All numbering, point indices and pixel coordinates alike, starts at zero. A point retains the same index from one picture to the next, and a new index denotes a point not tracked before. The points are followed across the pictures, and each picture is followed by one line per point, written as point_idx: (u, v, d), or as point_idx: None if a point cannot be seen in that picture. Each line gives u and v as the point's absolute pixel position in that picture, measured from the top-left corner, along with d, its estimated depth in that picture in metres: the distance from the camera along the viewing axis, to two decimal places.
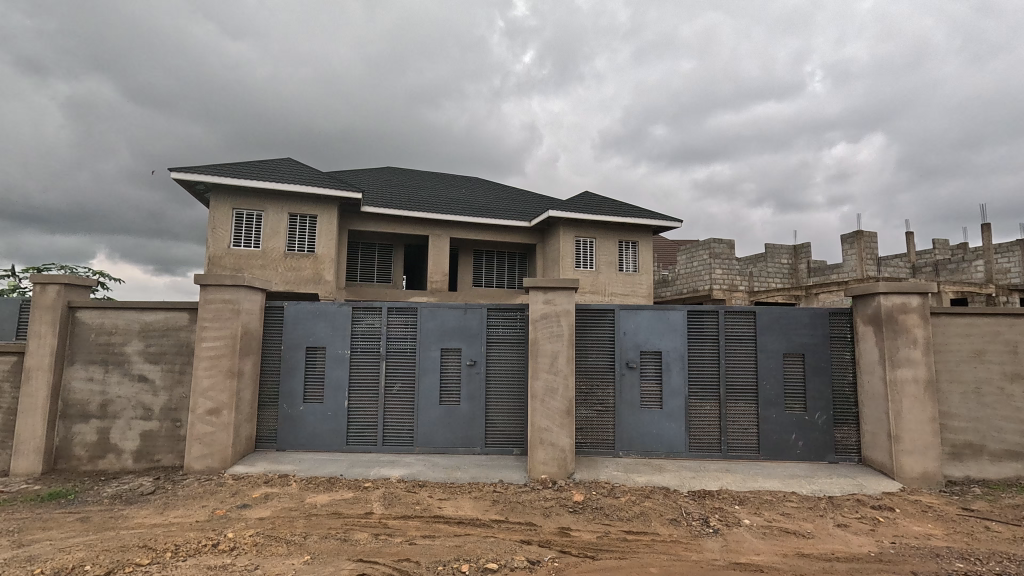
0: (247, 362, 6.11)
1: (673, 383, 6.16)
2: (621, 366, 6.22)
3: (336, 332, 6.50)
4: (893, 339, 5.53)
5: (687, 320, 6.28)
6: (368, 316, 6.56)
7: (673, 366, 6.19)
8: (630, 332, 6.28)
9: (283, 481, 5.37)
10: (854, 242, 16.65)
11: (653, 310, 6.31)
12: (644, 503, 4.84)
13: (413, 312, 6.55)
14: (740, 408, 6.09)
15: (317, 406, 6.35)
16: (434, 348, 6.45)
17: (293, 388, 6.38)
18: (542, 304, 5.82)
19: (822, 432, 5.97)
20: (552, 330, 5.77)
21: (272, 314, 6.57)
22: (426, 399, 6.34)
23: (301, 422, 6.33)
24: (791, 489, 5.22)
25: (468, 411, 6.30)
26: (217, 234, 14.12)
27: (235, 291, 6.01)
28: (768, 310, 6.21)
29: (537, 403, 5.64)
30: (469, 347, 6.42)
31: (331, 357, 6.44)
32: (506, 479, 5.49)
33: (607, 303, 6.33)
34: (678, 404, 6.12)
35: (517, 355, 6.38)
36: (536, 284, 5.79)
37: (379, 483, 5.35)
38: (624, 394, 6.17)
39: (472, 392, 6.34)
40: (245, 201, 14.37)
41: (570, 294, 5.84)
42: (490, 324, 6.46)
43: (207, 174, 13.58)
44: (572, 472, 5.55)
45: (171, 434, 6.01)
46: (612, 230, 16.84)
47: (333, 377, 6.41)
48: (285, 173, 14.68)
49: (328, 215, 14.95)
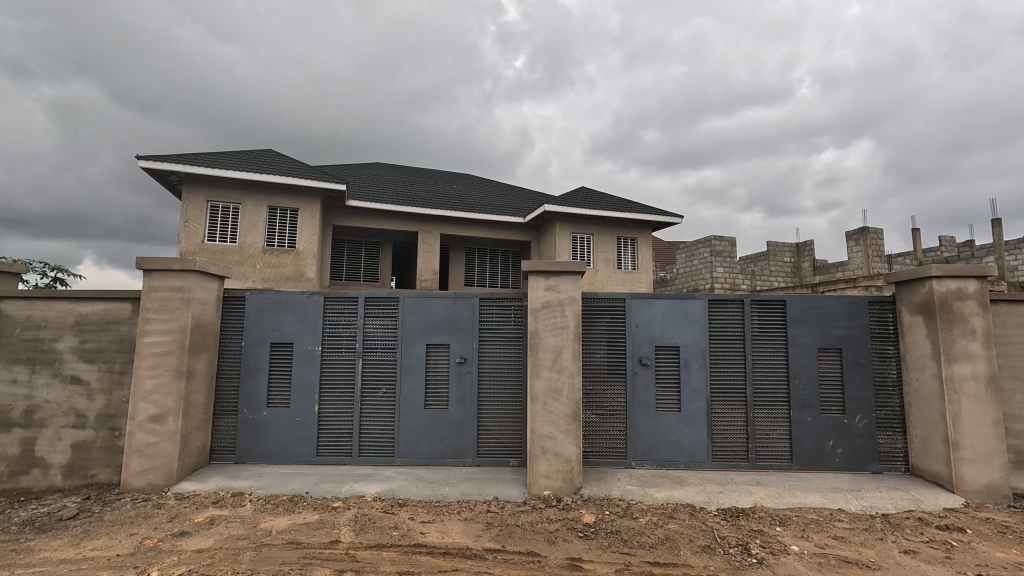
0: (200, 361, 5.24)
1: (693, 382, 5.39)
2: (634, 363, 5.43)
3: (306, 325, 5.65)
4: (949, 330, 4.80)
5: (709, 311, 5.50)
6: (343, 307, 5.70)
7: (692, 362, 5.42)
8: (644, 324, 5.50)
9: (236, 501, 4.50)
10: (860, 239, 16.05)
11: (669, 299, 5.53)
12: (668, 526, 4.03)
13: (395, 302, 5.70)
14: (770, 411, 5.33)
15: (283, 411, 5.50)
16: (419, 344, 5.62)
17: (255, 390, 5.52)
18: (543, 290, 5.04)
19: (863, 438, 5.21)
20: (555, 322, 4.98)
21: (231, 305, 5.70)
22: (409, 402, 5.50)
23: (264, 431, 5.46)
24: (837, 506, 4.44)
25: (458, 416, 5.47)
26: (190, 228, 13.18)
27: (185, 278, 5.13)
28: (801, 299, 5.45)
29: (537, 407, 4.84)
30: (459, 342, 5.60)
31: (300, 355, 5.59)
32: (503, 495, 4.66)
33: (616, 291, 5.53)
34: (699, 407, 5.34)
35: (514, 352, 5.57)
36: (537, 268, 5.03)
37: (352, 502, 4.50)
38: (638, 395, 5.38)
39: (463, 395, 5.51)
40: (221, 193, 13.46)
41: (576, 280, 5.05)
42: (482, 316, 5.65)
43: (179, 163, 12.65)
44: (580, 487, 4.74)
45: (109, 446, 5.12)
46: (610, 227, 16.11)
47: (302, 377, 5.56)
48: (264, 163, 13.79)
49: (310, 209, 14.08)
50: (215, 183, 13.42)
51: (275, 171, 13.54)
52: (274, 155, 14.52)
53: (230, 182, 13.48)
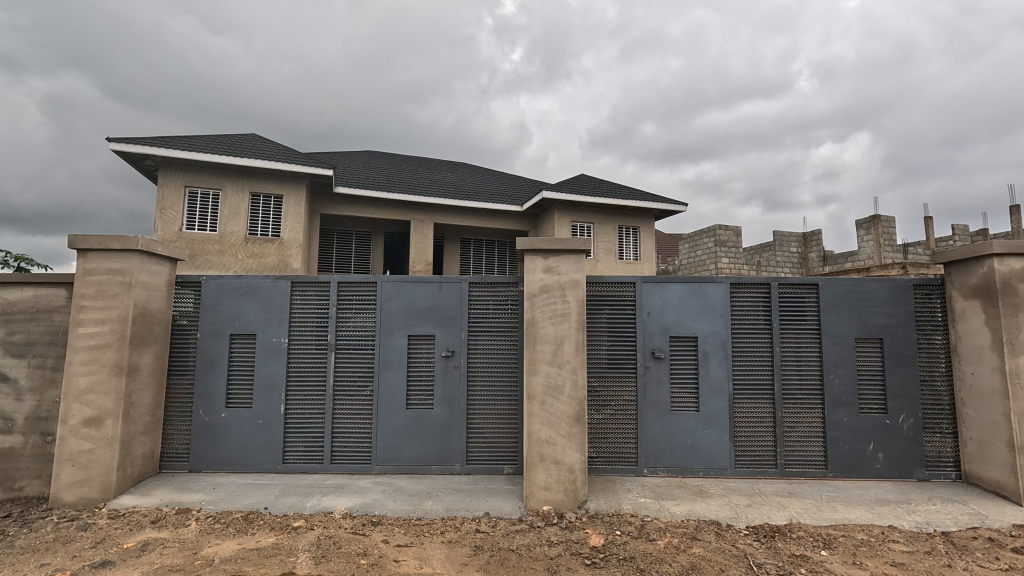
0: (146, 356, 4.53)
1: (713, 378, 4.71)
2: (645, 357, 4.76)
3: (270, 314, 4.94)
4: (1013, 316, 4.13)
5: (730, 296, 4.82)
6: (313, 293, 4.97)
7: (712, 355, 4.74)
8: (656, 312, 4.81)
9: (179, 520, 3.81)
10: (871, 227, 15.37)
11: (684, 283, 4.84)
12: (691, 551, 3.35)
13: (372, 288, 4.98)
14: (801, 410, 4.66)
15: (244, 412, 4.80)
16: (400, 335, 4.91)
17: (212, 389, 4.83)
18: (541, 273, 4.36)
19: (908, 441, 4.56)
20: (555, 308, 4.30)
21: (186, 292, 5.00)
22: (388, 402, 4.81)
23: (223, 435, 4.77)
24: (888, 523, 3.78)
25: (444, 417, 4.78)
26: (167, 215, 12.43)
27: (126, 259, 4.41)
28: (836, 283, 4.77)
29: (535, 407, 4.16)
30: (445, 333, 4.90)
31: (263, 348, 4.88)
32: (494, 511, 3.98)
33: (625, 275, 4.85)
34: (720, 406, 4.68)
35: (508, 344, 4.89)
36: (534, 247, 4.34)
37: (316, 520, 3.81)
38: (650, 393, 4.71)
39: (450, 393, 4.81)
40: (200, 178, 12.69)
41: (580, 260, 4.36)
42: (472, 304, 4.95)
43: (153, 146, 11.88)
44: (584, 500, 4.07)
45: (40, 454, 4.42)
46: (611, 215, 15.41)
47: (266, 373, 4.85)
48: (246, 147, 13.03)
49: (296, 196, 13.33)
50: (194, 168, 12.66)
51: (257, 155, 12.77)
52: (257, 139, 13.75)
53: (210, 166, 12.72)
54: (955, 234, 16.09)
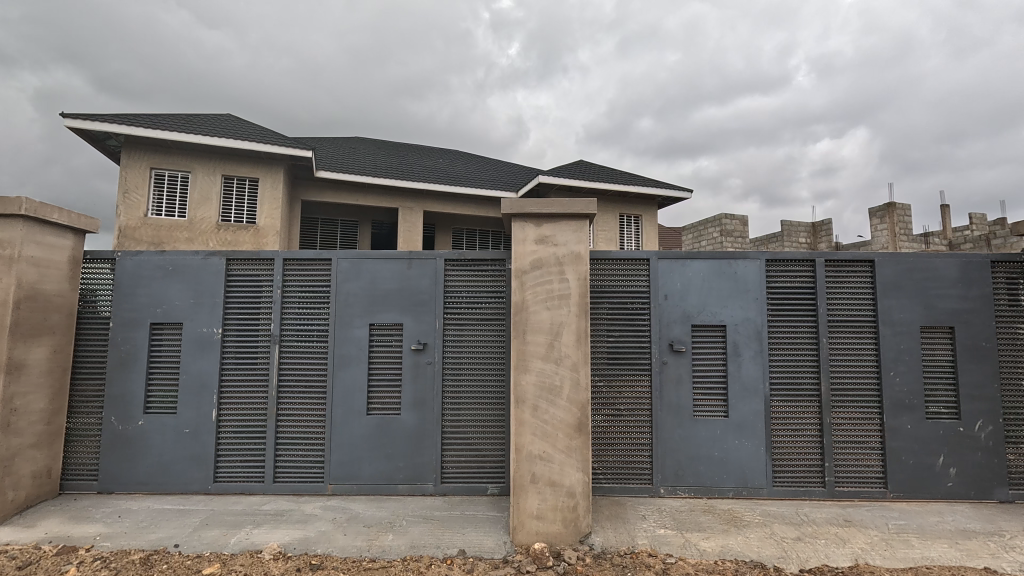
0: (37, 350, 3.60)
1: (745, 376, 3.82)
2: (661, 350, 3.86)
3: (199, 298, 3.99)
4: None
5: (766, 276, 3.91)
6: (255, 273, 4.04)
7: (743, 349, 3.84)
8: (675, 294, 3.91)
9: (55, 565, 2.89)
10: (886, 216, 14.43)
11: (710, 259, 3.93)
12: None
13: (326, 266, 4.05)
14: (855, 417, 3.77)
15: (166, 419, 3.88)
16: (360, 324, 3.98)
17: (127, 391, 3.90)
18: (533, 244, 3.46)
19: (986, 454, 3.68)
20: (551, 289, 3.39)
21: (97, 271, 4.06)
22: (345, 408, 3.88)
23: (140, 448, 3.86)
24: (984, 564, 2.90)
25: (414, 425, 3.86)
26: (131, 199, 11.47)
27: (7, 228, 3.48)
28: (895, 260, 3.87)
29: (524, 414, 3.27)
30: (415, 322, 3.98)
31: (189, 340, 3.95)
32: (472, 548, 3.08)
33: (635, 250, 3.95)
34: (754, 411, 3.78)
35: (492, 336, 3.98)
36: (523, 212, 3.43)
37: (236, 565, 2.90)
38: (667, 395, 3.82)
39: (421, 395, 3.90)
40: (167, 160, 11.72)
41: (581, 229, 3.46)
42: (449, 286, 4.04)
43: (114, 123, 10.89)
44: (587, 533, 3.20)
45: None
46: (610, 203, 14.46)
47: (193, 371, 3.92)
48: (218, 127, 12.05)
49: (272, 179, 12.32)
50: (160, 148, 11.70)
51: (230, 134, 11.78)
52: (231, 119, 12.78)
53: (178, 146, 11.75)
54: (973, 223, 15.21)
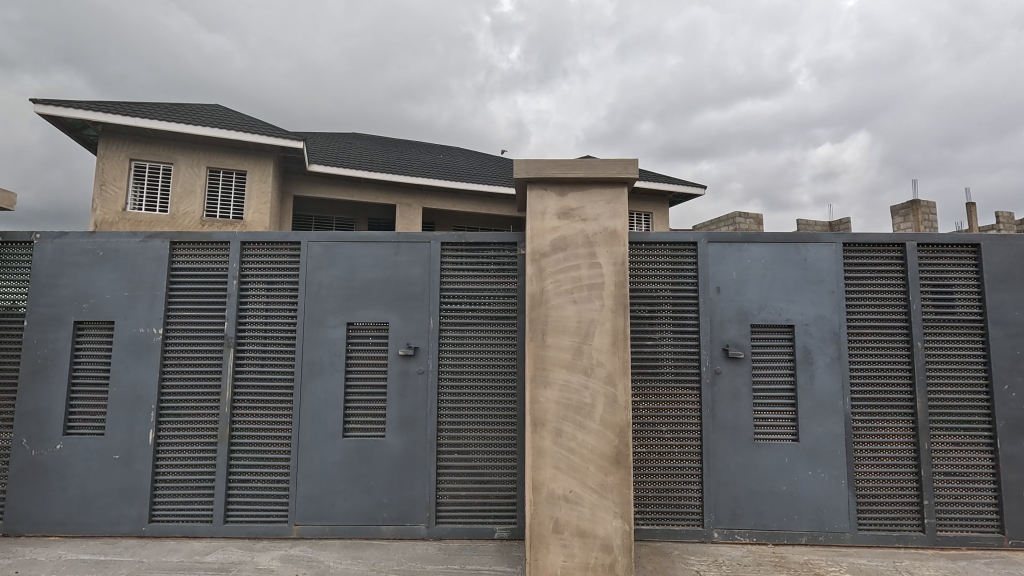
0: None
1: (819, 390, 3.02)
2: (713, 357, 3.08)
3: (135, 291, 3.20)
4: None
5: (843, 264, 3.12)
6: (205, 260, 3.25)
7: (816, 356, 3.05)
8: (729, 287, 3.13)
9: None
10: (909, 214, 13.65)
11: (772, 244, 3.15)
12: None
13: (295, 251, 3.27)
14: (960, 442, 2.98)
15: (90, 442, 3.08)
16: (334, 323, 3.19)
17: (41, 407, 3.10)
18: (555, 219, 2.67)
19: None
20: (578, 276, 2.61)
21: (11, 258, 3.27)
22: (315, 429, 3.08)
23: (55, 478, 3.05)
24: None
25: (402, 451, 3.07)
26: (108, 192, 10.70)
27: None
28: (1008, 243, 3.08)
29: (544, 440, 2.50)
30: (404, 321, 3.19)
31: (122, 343, 3.16)
32: None
33: (679, 233, 3.17)
34: (832, 434, 2.98)
35: (501, 337, 3.20)
36: (542, 178, 2.65)
37: None
38: (721, 413, 3.03)
39: (410, 413, 3.10)
40: (147, 150, 10.98)
41: (617, 199, 2.67)
42: (446, 277, 3.26)
43: (89, 109, 10.12)
44: None
45: None
46: None
47: (126, 382, 3.12)
48: (203, 116, 11.29)
49: (260, 172, 11.53)
50: (141, 138, 10.96)
51: (215, 123, 11.01)
52: (218, 108, 12.03)
53: (159, 136, 10.98)
54: (1000, 223, 14.44)
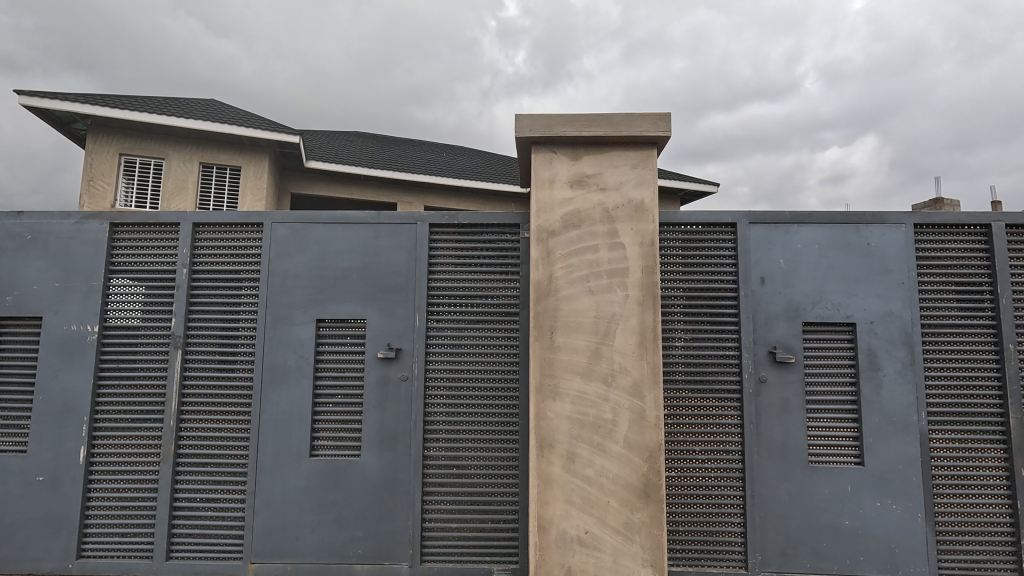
0: None
1: (888, 404, 2.47)
2: (757, 362, 2.54)
3: (68, 282, 2.71)
4: None
5: (914, 251, 2.58)
6: (153, 245, 2.76)
7: (884, 361, 2.50)
8: (775, 277, 2.60)
9: None
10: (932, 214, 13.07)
11: (827, 226, 2.61)
12: None
13: (258, 236, 2.77)
14: None
15: (9, 461, 2.58)
16: (301, 321, 2.67)
17: None
18: (565, 190, 2.16)
19: None
20: (594, 260, 2.09)
21: None
22: (277, 447, 2.57)
23: None
24: None
25: (380, 474, 2.55)
26: (97, 188, 10.31)
27: None
28: None
29: (553, 467, 1.98)
30: (385, 318, 2.67)
31: (52, 343, 2.66)
32: None
33: (713, 215, 2.65)
34: (906, 457, 2.43)
35: (500, 338, 2.67)
36: (548, 139, 2.14)
37: None
38: (767, 430, 2.49)
39: (391, 428, 2.58)
40: (138, 145, 10.58)
41: (644, 164, 2.14)
42: (436, 265, 2.75)
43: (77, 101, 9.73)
44: None
45: None
46: None
47: (54, 390, 2.62)
48: (196, 109, 10.88)
49: (255, 165, 10.93)
50: (132, 133, 10.58)
51: (207, 116, 10.51)
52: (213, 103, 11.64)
53: (150, 130, 10.59)
54: None
